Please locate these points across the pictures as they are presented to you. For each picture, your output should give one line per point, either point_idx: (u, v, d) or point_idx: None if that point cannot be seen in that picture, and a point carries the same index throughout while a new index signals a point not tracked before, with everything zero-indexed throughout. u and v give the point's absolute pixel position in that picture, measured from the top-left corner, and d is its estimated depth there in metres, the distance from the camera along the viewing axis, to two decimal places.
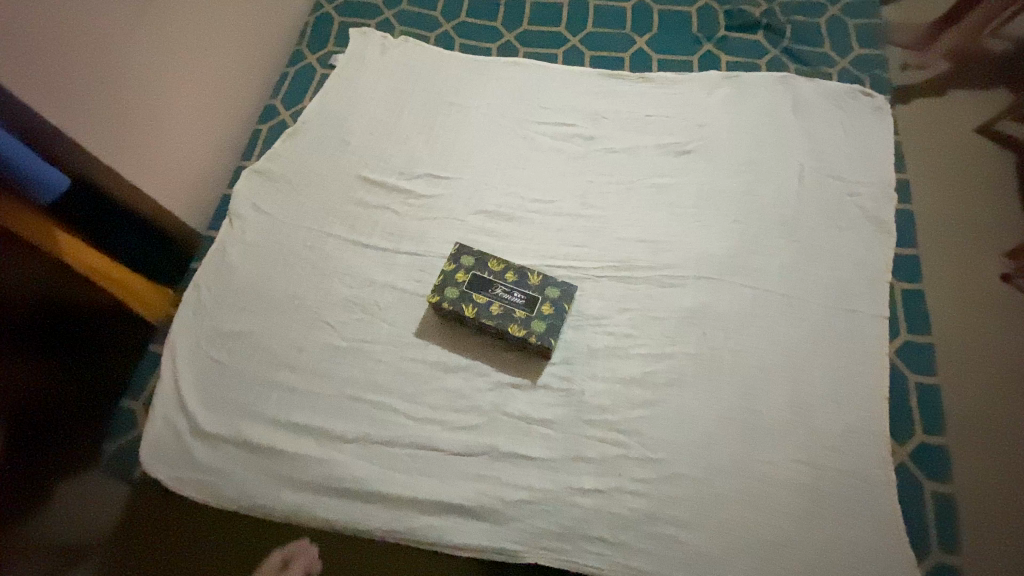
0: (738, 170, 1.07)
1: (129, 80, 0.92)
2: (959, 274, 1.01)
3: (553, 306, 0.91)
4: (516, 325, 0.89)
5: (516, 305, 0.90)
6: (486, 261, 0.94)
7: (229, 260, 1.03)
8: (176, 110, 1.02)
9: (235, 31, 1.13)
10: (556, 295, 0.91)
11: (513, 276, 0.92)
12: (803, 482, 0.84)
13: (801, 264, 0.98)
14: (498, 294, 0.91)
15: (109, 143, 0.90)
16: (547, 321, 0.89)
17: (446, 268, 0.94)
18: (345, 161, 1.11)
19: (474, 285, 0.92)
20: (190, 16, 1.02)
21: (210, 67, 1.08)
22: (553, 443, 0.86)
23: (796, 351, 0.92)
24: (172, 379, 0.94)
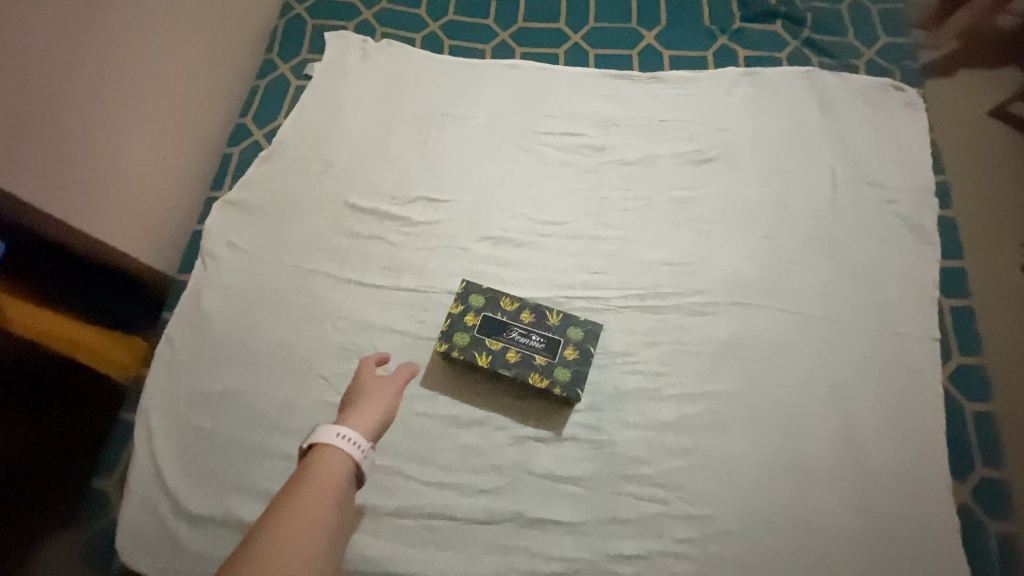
0: (768, 179, 0.97)
1: (65, 98, 0.78)
2: (1008, 284, 0.93)
3: (577, 350, 0.82)
4: (537, 374, 0.80)
5: (535, 350, 0.81)
6: (498, 299, 0.84)
7: (205, 309, 0.91)
8: (118, 128, 0.87)
9: (189, 38, 0.98)
10: (579, 337, 0.82)
11: (529, 317, 0.83)
12: (861, 533, 0.76)
13: (843, 283, 0.90)
14: (515, 339, 0.81)
15: (59, 188, 0.78)
16: (571, 367, 0.81)
17: (453, 309, 0.84)
18: (330, 186, 0.99)
19: (487, 329, 0.82)
20: (133, 20, 0.87)
21: (161, 81, 0.93)
22: (584, 503, 0.78)
23: (842, 382, 0.84)
24: (148, 453, 0.83)
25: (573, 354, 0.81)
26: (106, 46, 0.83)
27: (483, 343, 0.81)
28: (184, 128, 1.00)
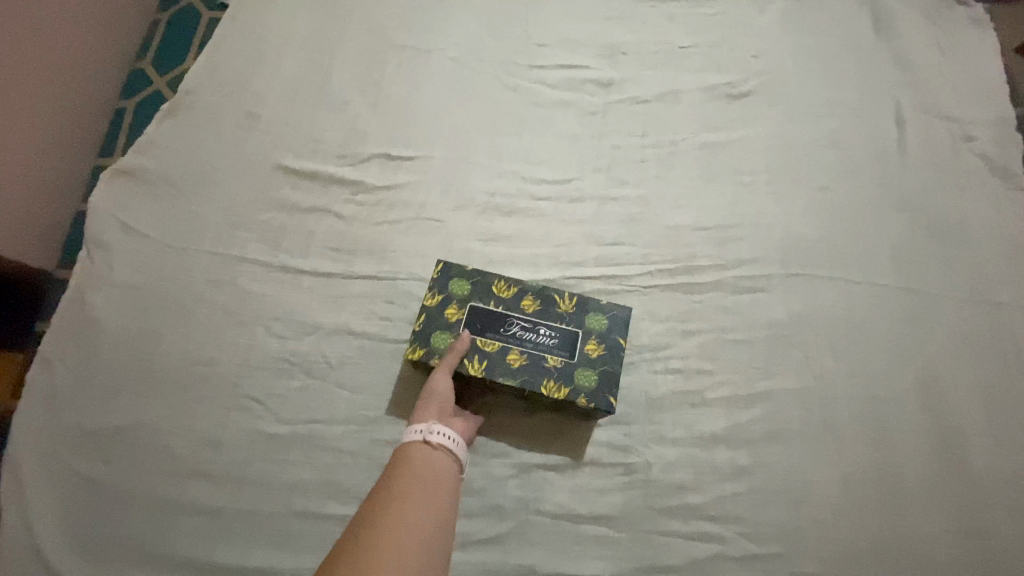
0: (817, 116, 0.77)
1: None
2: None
3: (602, 344, 0.61)
4: (552, 381, 0.58)
5: (546, 347, 0.60)
6: (490, 284, 0.63)
7: (91, 315, 0.68)
8: None
9: None
10: (602, 327, 0.62)
11: (532, 306, 0.62)
12: (974, 564, 0.59)
13: (917, 244, 0.71)
14: (517, 335, 0.60)
15: None
16: (597, 368, 0.60)
17: (428, 302, 0.62)
18: (257, 145, 0.75)
19: (478, 324, 0.60)
20: None
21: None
22: (615, 548, 0.59)
23: (929, 369, 0.66)
24: (16, 518, 0.60)
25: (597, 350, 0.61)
26: None
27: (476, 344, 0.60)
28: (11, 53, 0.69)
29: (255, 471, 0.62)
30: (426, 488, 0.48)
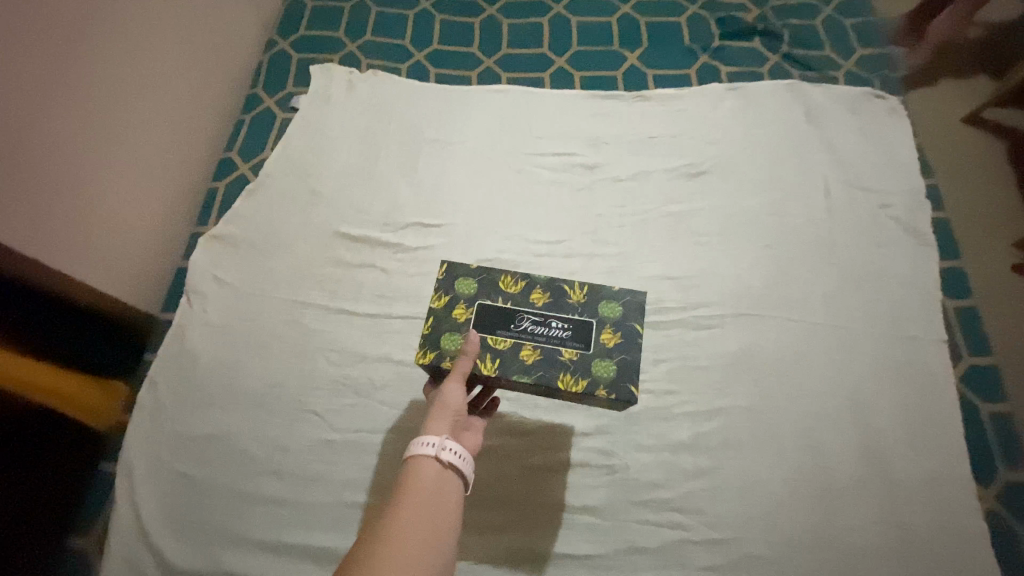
0: (761, 189, 0.97)
1: (63, 132, 0.77)
2: (1007, 281, 0.93)
3: (615, 331, 0.70)
4: (569, 374, 0.68)
5: (561, 339, 0.69)
6: (496, 282, 0.73)
7: (189, 348, 0.86)
8: (104, 158, 0.84)
9: (188, 82, 1.00)
10: (615, 314, 0.71)
11: (540, 300, 0.72)
12: (892, 548, 0.72)
13: (845, 289, 0.88)
14: (529, 330, 0.70)
15: (54, 221, 0.76)
16: (612, 356, 0.69)
17: (437, 305, 0.72)
18: (319, 216, 0.97)
19: (494, 322, 0.70)
20: (134, 58, 0.87)
21: (152, 117, 0.93)
22: (601, 534, 0.74)
23: (858, 390, 0.81)
24: (129, 508, 0.76)
25: (610, 337, 0.70)
26: (101, 78, 0.82)
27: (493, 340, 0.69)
28: (138, 152, 0.90)
29: (314, 470, 0.78)
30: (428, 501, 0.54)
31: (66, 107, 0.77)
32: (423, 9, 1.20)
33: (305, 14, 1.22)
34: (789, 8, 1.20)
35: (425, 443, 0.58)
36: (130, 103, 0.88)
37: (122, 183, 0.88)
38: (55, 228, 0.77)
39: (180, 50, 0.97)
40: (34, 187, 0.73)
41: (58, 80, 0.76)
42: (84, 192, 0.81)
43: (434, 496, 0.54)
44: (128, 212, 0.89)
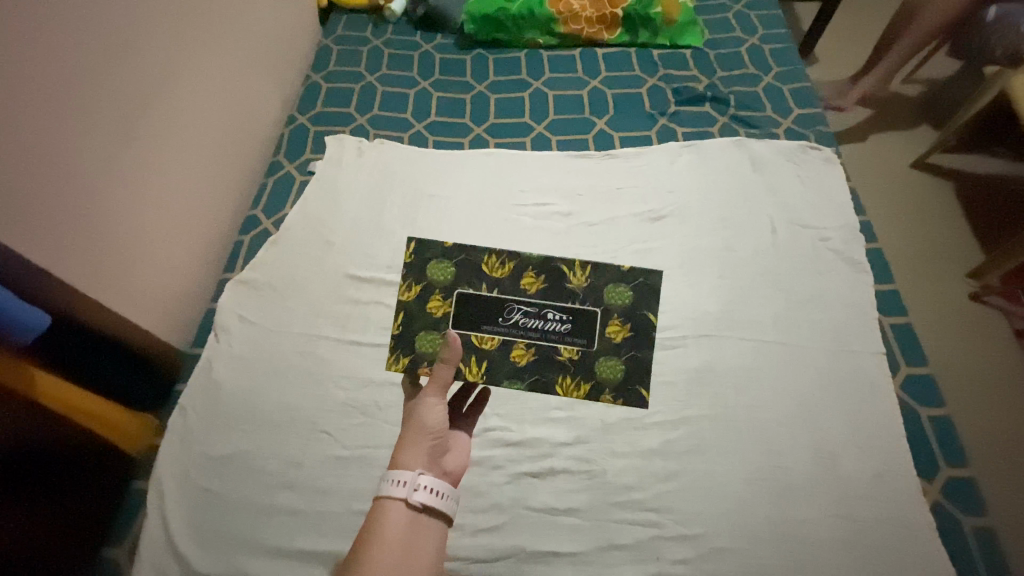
0: (715, 228, 1.11)
1: (132, 194, 0.92)
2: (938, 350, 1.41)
3: (621, 322, 0.82)
4: (569, 377, 0.83)
5: (562, 334, 0.82)
6: (481, 268, 0.84)
7: (215, 378, 0.97)
8: (159, 215, 0.99)
9: (226, 152, 1.17)
10: (619, 303, 0.83)
11: (530, 285, 0.84)
12: (845, 539, 0.80)
13: (792, 311, 1.01)
14: (525, 324, 0.83)
15: (113, 268, 0.89)
16: (620, 353, 0.82)
17: (410, 303, 0.83)
18: (332, 261, 1.11)
19: (483, 319, 0.83)
20: (189, 134, 1.04)
21: (197, 181, 1.08)
22: (582, 533, 0.82)
23: (807, 399, 0.92)
24: (157, 521, 0.85)
25: (616, 330, 0.82)
26: (166, 150, 0.98)
27: (482, 339, 0.83)
28: (186, 205, 1.06)
29: (325, 483, 0.88)
30: (400, 541, 0.61)
31: (142, 165, 0.93)
32: (422, 88, 1.41)
33: (321, 92, 1.41)
34: (736, 77, 1.40)
35: (396, 482, 0.64)
36: (186, 163, 1.04)
37: (172, 229, 1.02)
38: (116, 272, 0.90)
39: (226, 121, 1.16)
40: (102, 235, 0.86)
41: (141, 145, 0.92)
42: (141, 243, 0.95)
43: (406, 536, 0.62)
44: (172, 255, 1.03)
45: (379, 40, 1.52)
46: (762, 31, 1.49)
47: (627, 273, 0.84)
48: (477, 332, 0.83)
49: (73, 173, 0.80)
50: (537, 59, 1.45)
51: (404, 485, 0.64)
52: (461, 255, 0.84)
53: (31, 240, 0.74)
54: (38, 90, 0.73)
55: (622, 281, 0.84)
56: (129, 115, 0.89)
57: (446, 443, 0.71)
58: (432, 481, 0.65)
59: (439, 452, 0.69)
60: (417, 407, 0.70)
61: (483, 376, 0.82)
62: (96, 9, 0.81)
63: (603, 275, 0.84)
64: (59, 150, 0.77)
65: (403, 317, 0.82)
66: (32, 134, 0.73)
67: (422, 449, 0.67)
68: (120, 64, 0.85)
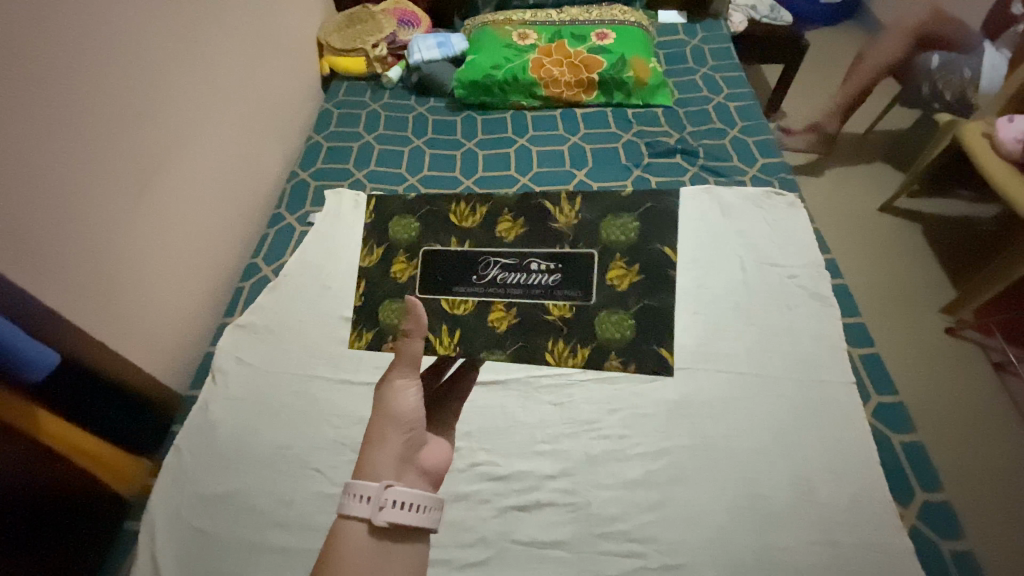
0: (688, 269, 1.19)
1: (143, 244, 0.99)
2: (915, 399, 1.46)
3: (625, 264, 0.79)
4: (562, 346, 0.81)
5: (551, 286, 0.80)
6: (449, 215, 0.84)
7: (211, 419, 1.00)
8: (166, 264, 1.05)
9: (230, 205, 1.25)
10: (616, 240, 0.79)
11: (509, 229, 0.81)
12: (826, 566, 0.82)
13: (764, 343, 1.06)
14: (499, 275, 0.81)
15: (120, 311, 0.95)
16: (628, 307, 0.80)
17: (368, 266, 0.86)
18: (327, 305, 1.16)
19: (454, 279, 0.82)
20: (198, 189, 1.14)
21: (203, 232, 1.16)
22: (568, 565, 0.83)
23: (782, 427, 0.95)
24: (148, 563, 0.85)
25: (622, 275, 0.79)
26: (175, 204, 1.07)
27: (454, 303, 0.82)
28: (191, 250, 1.13)
29: (314, 520, 0.89)
30: (359, 553, 0.65)
31: (153, 214, 1.01)
32: (416, 145, 1.53)
33: (322, 151, 1.52)
34: (704, 131, 1.52)
35: (361, 498, 0.66)
36: (193, 212, 1.13)
37: (177, 272, 1.09)
38: (122, 317, 0.95)
39: (232, 175, 1.25)
40: (112, 282, 0.93)
41: (154, 196, 1.01)
42: (147, 290, 1.01)
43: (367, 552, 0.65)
44: (175, 301, 1.09)
45: (377, 104, 1.65)
46: (727, 90, 1.63)
47: (629, 202, 0.80)
48: (450, 295, 0.82)
49: (96, 227, 0.88)
50: (522, 119, 1.59)
51: (369, 500, 0.65)
52: (423, 206, 0.85)
53: (46, 285, 0.80)
54: (63, 153, 0.82)
55: (622, 212, 0.79)
56: (144, 170, 0.98)
57: (420, 436, 0.74)
58: (401, 495, 0.66)
59: (413, 447, 0.73)
60: (389, 393, 0.74)
61: (456, 346, 0.82)
62: (119, 82, 0.91)
63: (596, 208, 0.81)
64: (85, 208, 0.86)
65: (365, 283, 0.86)
66: (56, 191, 0.81)
67: (396, 444, 0.71)
68: (138, 126, 0.95)
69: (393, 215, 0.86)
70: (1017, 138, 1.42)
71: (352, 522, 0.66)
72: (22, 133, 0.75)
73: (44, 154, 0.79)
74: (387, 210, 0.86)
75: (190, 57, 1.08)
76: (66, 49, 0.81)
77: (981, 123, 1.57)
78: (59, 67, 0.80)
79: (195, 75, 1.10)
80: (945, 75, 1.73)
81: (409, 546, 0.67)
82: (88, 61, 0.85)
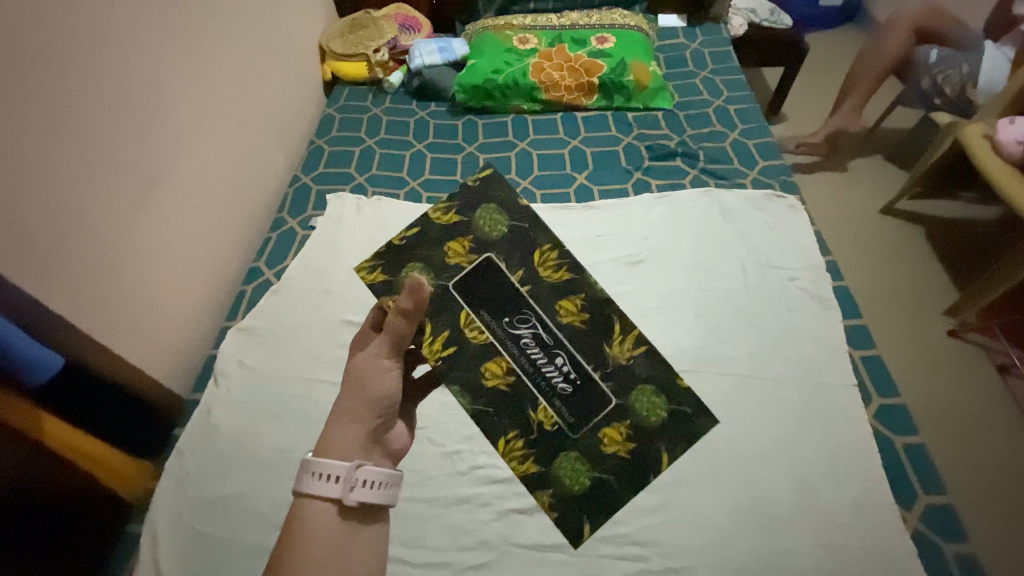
0: (689, 271, 1.19)
1: (145, 249, 0.99)
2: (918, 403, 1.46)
3: (626, 436, 0.77)
4: (518, 446, 0.77)
5: (557, 387, 0.76)
6: (533, 251, 0.81)
7: (213, 422, 1.00)
8: (169, 268, 1.06)
9: (232, 210, 1.26)
10: (636, 403, 0.77)
11: (563, 312, 0.78)
12: (828, 568, 0.81)
13: (765, 346, 1.06)
14: (523, 340, 0.76)
15: (122, 315, 0.95)
16: (597, 466, 0.77)
17: (434, 218, 0.82)
18: (329, 308, 1.17)
19: (491, 305, 0.78)
20: (200, 194, 1.14)
21: (205, 237, 1.17)
22: (569, 568, 0.83)
23: (784, 431, 0.95)
24: (150, 566, 0.86)
25: (614, 441, 0.77)
26: (177, 208, 1.07)
27: (470, 326, 0.76)
28: (194, 255, 1.13)
29: None
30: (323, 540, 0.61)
31: (156, 219, 1.02)
32: (417, 150, 1.53)
33: (324, 155, 1.53)
34: (705, 134, 1.53)
35: (329, 478, 0.63)
36: (196, 217, 1.14)
37: (180, 277, 1.10)
38: (124, 321, 0.96)
39: (233, 180, 1.26)
40: (115, 286, 0.93)
41: (157, 202, 1.02)
42: (149, 294, 1.01)
43: (331, 539, 0.61)
44: (178, 305, 1.09)
45: (378, 109, 1.66)
46: (727, 93, 1.64)
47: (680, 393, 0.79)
48: (472, 314, 0.77)
49: (100, 232, 0.89)
50: (522, 123, 1.59)
51: (339, 481, 0.63)
52: (519, 224, 0.82)
53: (49, 288, 0.81)
54: (69, 159, 0.83)
55: (663, 395, 0.78)
56: (147, 175, 0.98)
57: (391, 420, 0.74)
58: (370, 474, 0.65)
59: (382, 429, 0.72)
60: (368, 367, 0.71)
61: (440, 360, 0.75)
62: (122, 89, 0.92)
63: (650, 372, 0.78)
64: (89, 213, 0.87)
65: (416, 231, 0.81)
66: (61, 196, 0.82)
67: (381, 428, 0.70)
68: (142, 132, 0.96)
69: (492, 203, 0.84)
70: (1017, 140, 1.42)
71: (317, 505, 0.63)
72: (27, 139, 0.76)
73: (48, 159, 0.80)
74: (490, 194, 0.84)
75: (193, 62, 1.09)
76: (70, 56, 0.82)
77: (981, 125, 1.57)
78: (64, 74, 0.81)
79: (197, 80, 1.11)
80: (944, 69, 1.74)
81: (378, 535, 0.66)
82: (92, 67, 0.85)
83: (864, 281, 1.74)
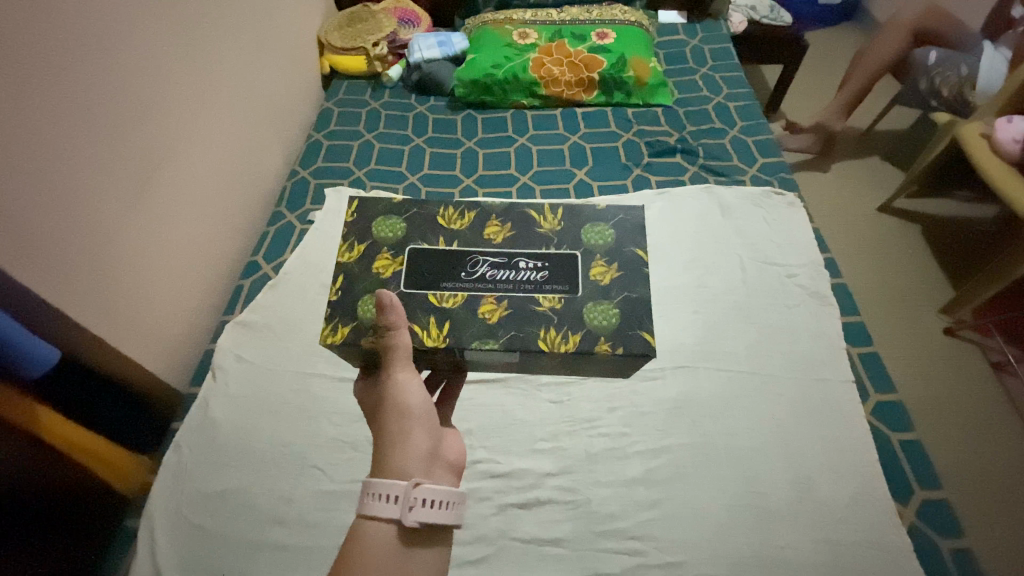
0: (688, 267, 1.18)
1: (145, 243, 0.99)
2: (916, 401, 1.46)
3: (605, 263, 0.86)
4: (553, 337, 0.82)
5: (540, 283, 0.84)
6: (436, 220, 0.89)
7: (211, 416, 1.00)
8: (167, 262, 1.06)
9: (230, 204, 1.25)
10: (597, 239, 0.88)
11: (501, 237, 0.88)
12: (824, 562, 0.82)
13: (764, 342, 1.06)
14: (489, 276, 0.84)
15: (120, 309, 0.95)
16: (611, 297, 0.84)
17: (345, 258, 0.86)
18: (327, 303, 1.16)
19: (441, 277, 0.84)
20: (198, 188, 1.14)
21: (203, 231, 1.16)
22: (567, 563, 0.83)
23: (782, 426, 0.95)
24: (148, 561, 0.85)
25: (603, 272, 0.85)
26: (175, 202, 1.07)
27: (442, 298, 0.83)
28: (191, 249, 1.13)
29: (314, 518, 0.90)
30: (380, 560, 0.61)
31: (154, 213, 1.01)
32: (416, 144, 1.53)
33: (322, 149, 1.52)
34: (704, 131, 1.53)
35: (389, 497, 0.62)
36: (195, 211, 1.13)
37: (177, 271, 1.09)
38: (122, 315, 0.95)
39: (231, 174, 1.25)
40: (114, 280, 0.93)
41: (154, 195, 1.01)
42: (147, 288, 1.01)
43: (390, 558, 0.61)
44: (175, 300, 1.09)
45: (377, 103, 1.66)
46: (727, 90, 1.63)
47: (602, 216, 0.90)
48: (436, 289, 0.83)
49: (98, 226, 0.89)
50: (522, 118, 1.59)
51: (398, 501, 0.62)
52: (406, 212, 0.90)
53: (45, 282, 0.80)
54: (64, 149, 0.82)
55: (599, 222, 0.89)
56: (144, 168, 0.98)
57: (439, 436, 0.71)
58: (429, 493, 0.63)
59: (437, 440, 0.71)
60: (395, 388, 0.72)
61: (446, 338, 0.80)
62: (119, 80, 0.91)
63: (576, 220, 0.90)
64: (85, 206, 0.86)
65: (343, 278, 0.84)
66: (59, 189, 0.81)
67: (420, 441, 0.68)
68: (140, 125, 0.96)
69: (377, 218, 0.90)
70: (1014, 139, 1.41)
71: (378, 524, 0.62)
72: (27, 131, 0.76)
73: (47, 151, 0.79)
74: (370, 212, 0.90)
75: (194, 56, 1.09)
76: (70, 46, 0.81)
77: (979, 123, 1.57)
78: (64, 64, 0.80)
79: (197, 74, 1.10)
80: (942, 70, 1.75)
81: (435, 549, 0.65)
82: (91, 58, 0.85)
83: (861, 278, 1.74)
